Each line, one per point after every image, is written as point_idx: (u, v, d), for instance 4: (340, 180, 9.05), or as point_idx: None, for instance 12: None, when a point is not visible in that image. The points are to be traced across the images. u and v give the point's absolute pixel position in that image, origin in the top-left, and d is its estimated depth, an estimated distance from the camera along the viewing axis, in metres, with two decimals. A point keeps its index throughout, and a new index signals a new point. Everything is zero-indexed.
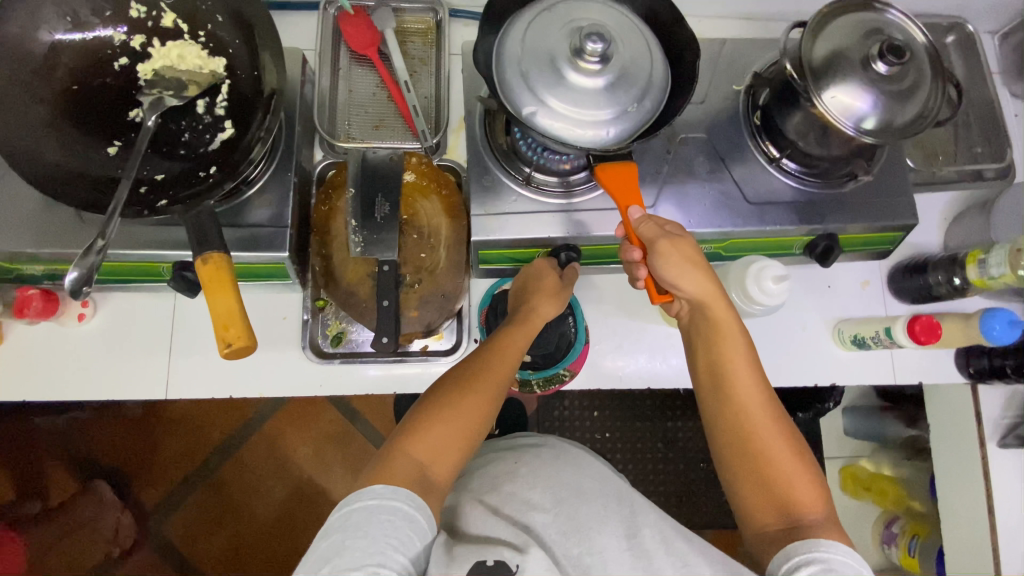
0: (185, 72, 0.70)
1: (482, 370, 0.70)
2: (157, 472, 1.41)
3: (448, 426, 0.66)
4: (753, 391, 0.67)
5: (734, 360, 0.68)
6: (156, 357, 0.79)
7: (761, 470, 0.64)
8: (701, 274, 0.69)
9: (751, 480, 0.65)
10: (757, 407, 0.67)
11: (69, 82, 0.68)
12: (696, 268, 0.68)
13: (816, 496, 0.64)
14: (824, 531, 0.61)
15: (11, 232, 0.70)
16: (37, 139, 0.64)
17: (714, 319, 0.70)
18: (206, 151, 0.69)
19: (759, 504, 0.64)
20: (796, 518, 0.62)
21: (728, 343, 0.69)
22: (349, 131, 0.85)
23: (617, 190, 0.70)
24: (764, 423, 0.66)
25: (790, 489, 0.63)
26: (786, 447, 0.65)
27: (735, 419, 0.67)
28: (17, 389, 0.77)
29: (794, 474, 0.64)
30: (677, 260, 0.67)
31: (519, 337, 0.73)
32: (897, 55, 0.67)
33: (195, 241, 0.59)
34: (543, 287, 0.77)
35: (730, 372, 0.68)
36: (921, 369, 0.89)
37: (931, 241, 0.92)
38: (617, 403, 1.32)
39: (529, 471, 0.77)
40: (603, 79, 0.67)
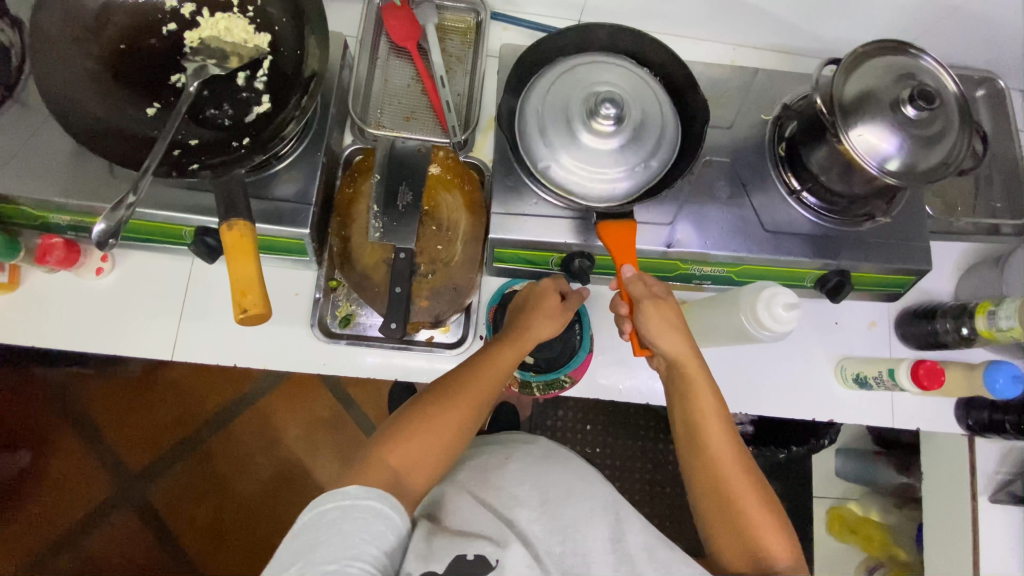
0: (230, 44, 0.72)
1: (460, 391, 0.69)
2: (148, 437, 1.41)
3: (420, 446, 0.66)
4: (726, 450, 0.67)
5: (709, 416, 0.68)
6: (167, 318, 0.80)
7: (733, 525, 0.65)
8: (679, 333, 0.68)
9: (723, 532, 0.65)
10: (728, 462, 0.66)
11: (118, 41, 0.69)
12: (675, 329, 0.68)
13: (786, 545, 0.64)
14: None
15: (44, 180, 0.72)
16: (82, 93, 0.66)
17: (689, 377, 0.69)
18: (242, 123, 0.70)
19: (731, 551, 0.65)
20: (767, 567, 0.63)
21: (702, 407, 0.68)
22: (379, 119, 0.86)
23: (616, 248, 0.71)
24: (736, 483, 0.66)
25: (761, 543, 0.64)
26: (757, 503, 0.65)
27: (706, 475, 0.67)
28: (27, 335, 0.79)
29: (763, 527, 0.64)
30: (657, 319, 0.68)
31: (505, 358, 0.71)
32: (927, 101, 0.68)
33: (222, 206, 0.61)
34: (544, 308, 0.74)
35: (702, 433, 0.68)
36: (921, 416, 0.88)
37: (944, 290, 0.92)
38: (609, 419, 1.32)
39: (518, 469, 0.78)
40: (614, 141, 0.72)
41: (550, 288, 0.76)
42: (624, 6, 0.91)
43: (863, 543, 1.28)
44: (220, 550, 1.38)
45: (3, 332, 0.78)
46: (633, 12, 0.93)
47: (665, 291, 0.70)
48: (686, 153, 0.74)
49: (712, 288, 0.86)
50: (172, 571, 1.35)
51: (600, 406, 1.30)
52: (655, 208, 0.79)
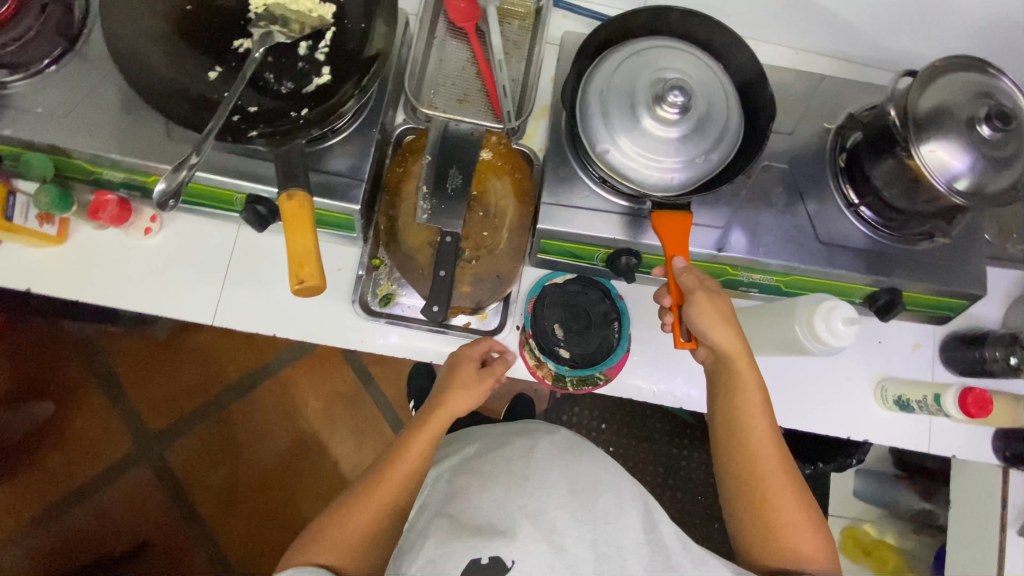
0: (294, 13, 0.71)
1: (383, 478, 0.69)
2: (170, 398, 1.43)
3: (343, 537, 0.65)
4: (768, 447, 0.66)
5: (753, 413, 0.67)
6: (209, 283, 0.81)
7: (771, 523, 0.64)
8: (731, 328, 0.67)
9: (759, 531, 0.64)
10: (769, 459, 0.66)
11: (184, 2, 0.69)
12: (726, 322, 0.67)
13: (819, 547, 0.64)
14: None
15: (101, 136, 0.72)
16: (146, 51, 0.66)
17: (736, 371, 0.68)
18: (301, 93, 0.70)
19: (763, 549, 0.64)
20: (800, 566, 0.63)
21: (745, 403, 0.67)
22: (433, 99, 0.85)
23: (669, 240, 0.70)
24: (775, 481, 0.65)
25: (795, 543, 0.63)
26: (796, 502, 0.64)
27: (746, 469, 0.66)
28: (73, 289, 0.79)
29: (799, 527, 0.63)
30: (710, 312, 0.66)
31: (421, 438, 0.71)
32: (1004, 122, 0.67)
33: (283, 176, 0.60)
34: (460, 381, 0.74)
35: (743, 429, 0.67)
36: (959, 444, 0.86)
37: (992, 317, 0.90)
38: (627, 420, 1.31)
39: (542, 459, 0.75)
40: (676, 130, 0.70)
41: (468, 354, 0.76)
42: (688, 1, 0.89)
43: (876, 565, 1.26)
44: (231, 516, 1.39)
45: (50, 284, 0.79)
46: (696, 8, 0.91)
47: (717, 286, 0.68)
48: (748, 156, 0.72)
49: (757, 297, 0.85)
50: (185, 531, 1.37)
51: (619, 406, 1.29)
52: (708, 211, 0.78)
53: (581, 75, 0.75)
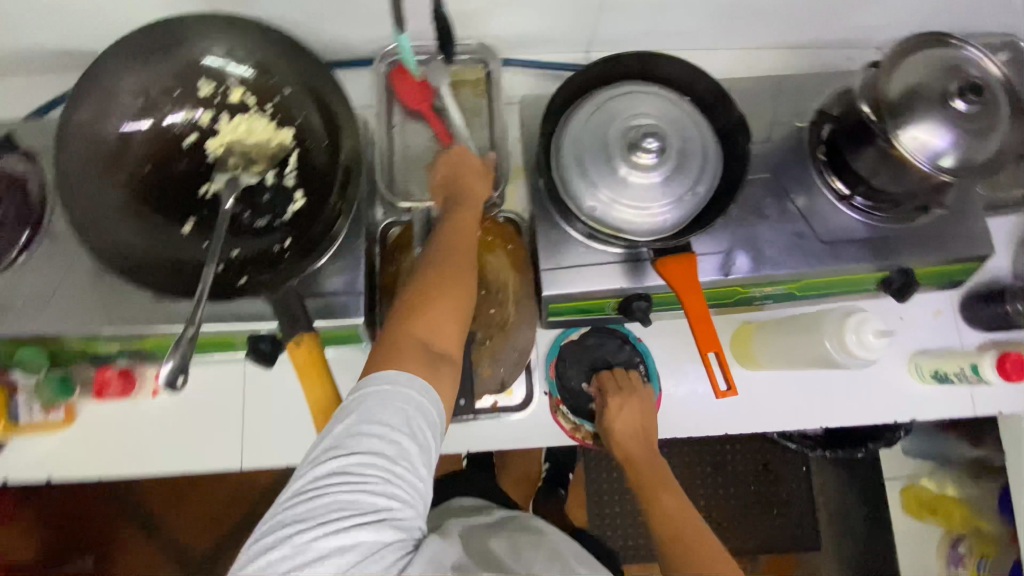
0: (253, 146, 0.69)
1: (444, 266, 0.61)
2: (206, 521, 1.43)
3: (443, 295, 0.59)
4: (675, 516, 0.70)
5: (657, 493, 0.73)
6: (230, 427, 0.79)
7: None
8: (625, 412, 0.78)
9: None
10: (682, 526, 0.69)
11: (141, 163, 0.67)
12: (637, 410, 0.78)
13: None
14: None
15: (90, 313, 0.70)
16: (115, 226, 0.64)
17: (631, 456, 0.77)
18: (280, 223, 0.68)
19: None
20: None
21: (661, 503, 0.72)
22: (408, 188, 0.84)
23: (679, 284, 0.68)
24: (700, 559, 0.65)
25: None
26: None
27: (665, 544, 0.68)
28: (92, 466, 0.77)
29: None
30: (623, 411, 0.78)
31: (462, 225, 0.67)
32: (977, 94, 0.66)
33: (285, 323, 0.59)
34: (470, 176, 0.74)
35: (660, 521, 0.71)
36: (1004, 401, 0.85)
37: (1002, 265, 0.90)
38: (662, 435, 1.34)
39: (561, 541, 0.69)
40: (658, 173, 0.70)
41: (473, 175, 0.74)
42: (634, 30, 0.90)
43: (942, 520, 1.27)
44: None
45: (67, 468, 0.77)
46: (642, 35, 0.91)
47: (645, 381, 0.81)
48: (733, 179, 0.72)
49: (772, 306, 0.85)
50: None
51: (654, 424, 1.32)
52: (707, 238, 0.77)
53: (551, 138, 0.75)
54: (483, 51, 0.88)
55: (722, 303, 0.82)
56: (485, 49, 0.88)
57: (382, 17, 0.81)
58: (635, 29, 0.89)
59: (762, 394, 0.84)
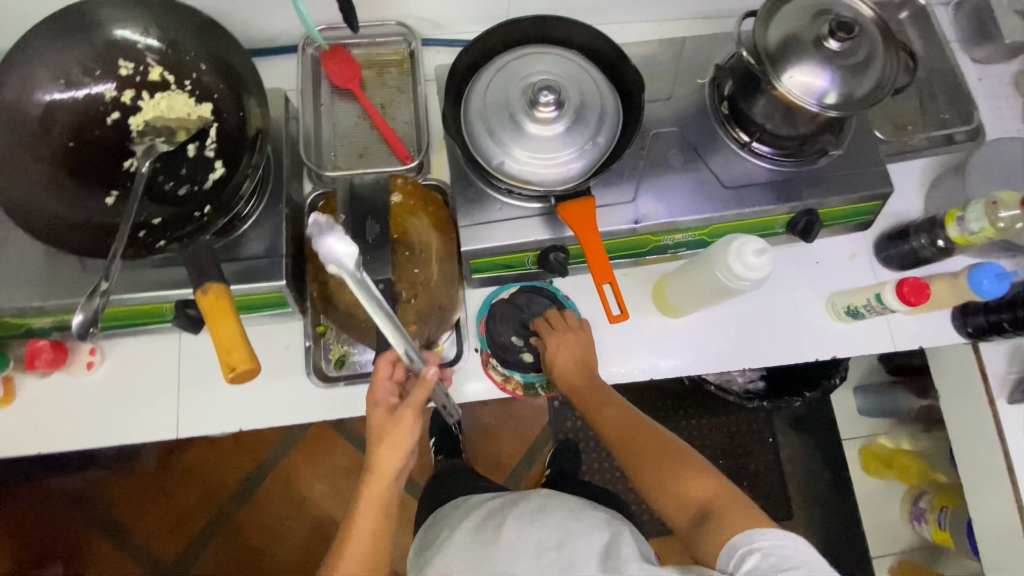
0: (174, 120, 0.73)
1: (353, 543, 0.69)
2: (177, 523, 1.47)
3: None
4: (621, 419, 0.79)
5: (603, 408, 0.80)
6: (166, 398, 0.81)
7: (655, 481, 0.74)
8: (554, 338, 0.83)
9: (665, 497, 0.72)
10: (628, 429, 0.79)
11: (65, 139, 0.70)
12: (569, 343, 0.82)
13: (710, 485, 0.71)
14: (720, 508, 0.68)
15: (21, 287, 0.73)
16: (38, 197, 0.67)
17: (569, 376, 0.82)
18: (200, 191, 0.71)
19: (674, 510, 0.72)
20: (685, 499, 0.71)
21: (607, 409, 0.80)
22: (335, 161, 0.89)
23: (578, 226, 0.72)
24: (646, 450, 0.76)
25: (684, 491, 0.71)
26: (677, 458, 0.74)
27: (624, 451, 0.78)
28: (32, 441, 0.79)
29: (688, 481, 0.71)
30: (556, 339, 0.83)
31: (369, 508, 0.71)
32: (847, 32, 0.70)
33: (194, 274, 0.62)
34: (387, 434, 0.71)
35: (604, 424, 0.80)
36: (919, 334, 0.89)
37: (913, 207, 0.95)
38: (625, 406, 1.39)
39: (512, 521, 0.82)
40: (556, 124, 0.73)
41: (381, 378, 0.72)
42: (546, 7, 0.95)
43: (900, 475, 1.31)
44: None
45: (7, 445, 0.79)
46: (556, 10, 0.96)
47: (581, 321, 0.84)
48: (631, 130, 0.76)
49: (688, 255, 0.88)
50: None
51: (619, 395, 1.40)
52: (614, 189, 0.81)
53: (460, 103, 0.79)
54: (406, 32, 0.93)
55: (639, 253, 0.86)
56: (406, 30, 0.93)
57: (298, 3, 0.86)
58: (547, 6, 0.95)
59: (684, 340, 0.88)
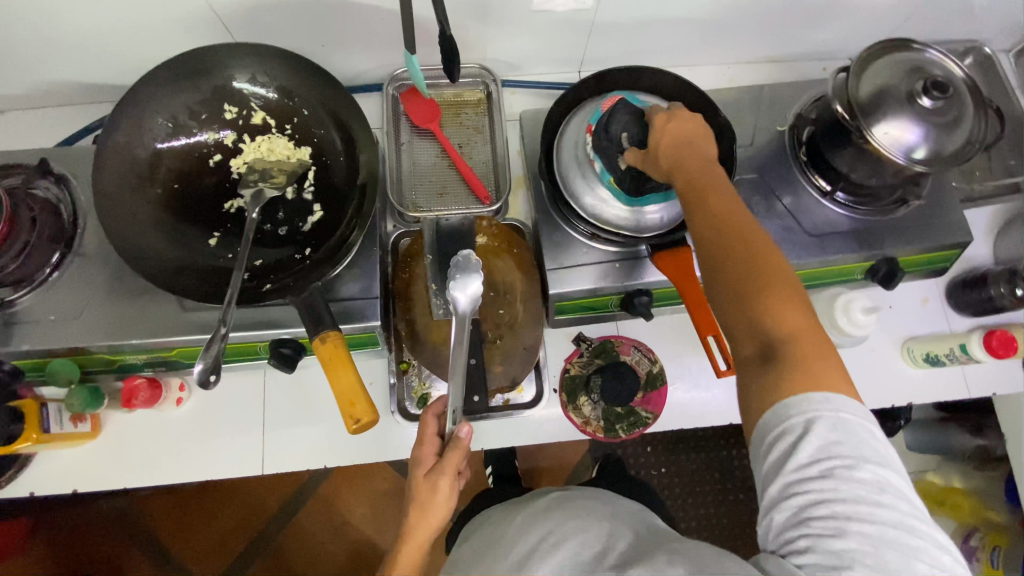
0: (274, 163, 0.74)
1: None
2: (219, 544, 1.46)
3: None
4: (729, 204, 0.61)
5: (713, 193, 0.62)
6: (250, 434, 0.82)
7: (739, 297, 0.56)
8: (672, 133, 0.66)
9: (743, 330, 0.56)
10: (733, 213, 0.60)
11: (171, 181, 0.71)
12: (676, 150, 0.65)
13: (820, 352, 0.53)
14: (791, 366, 0.52)
15: (121, 323, 0.74)
16: (148, 240, 0.68)
17: (684, 166, 0.64)
18: (300, 234, 0.73)
19: (752, 359, 0.55)
20: (786, 362, 0.52)
21: (712, 187, 0.62)
22: (416, 200, 0.91)
23: (678, 278, 0.71)
24: (733, 243, 0.58)
25: (778, 311, 0.54)
26: (784, 320, 0.54)
27: (717, 231, 0.59)
28: (120, 476, 0.80)
29: (777, 285, 0.55)
30: (681, 125, 0.66)
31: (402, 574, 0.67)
32: (941, 91, 0.72)
33: (311, 320, 0.63)
34: (425, 503, 0.66)
35: (702, 215, 0.61)
36: (993, 381, 0.90)
37: (983, 253, 0.96)
38: (668, 441, 1.41)
39: (515, 528, 0.77)
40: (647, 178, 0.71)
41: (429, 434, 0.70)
42: (622, 51, 0.97)
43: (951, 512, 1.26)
44: None
45: (95, 477, 0.80)
46: (630, 54, 0.98)
47: (693, 125, 0.66)
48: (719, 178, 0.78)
49: None
50: None
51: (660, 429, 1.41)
52: None
53: (550, 147, 0.81)
54: (482, 74, 0.95)
55: None
56: (484, 72, 0.95)
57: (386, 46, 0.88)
58: (623, 50, 0.96)
59: None
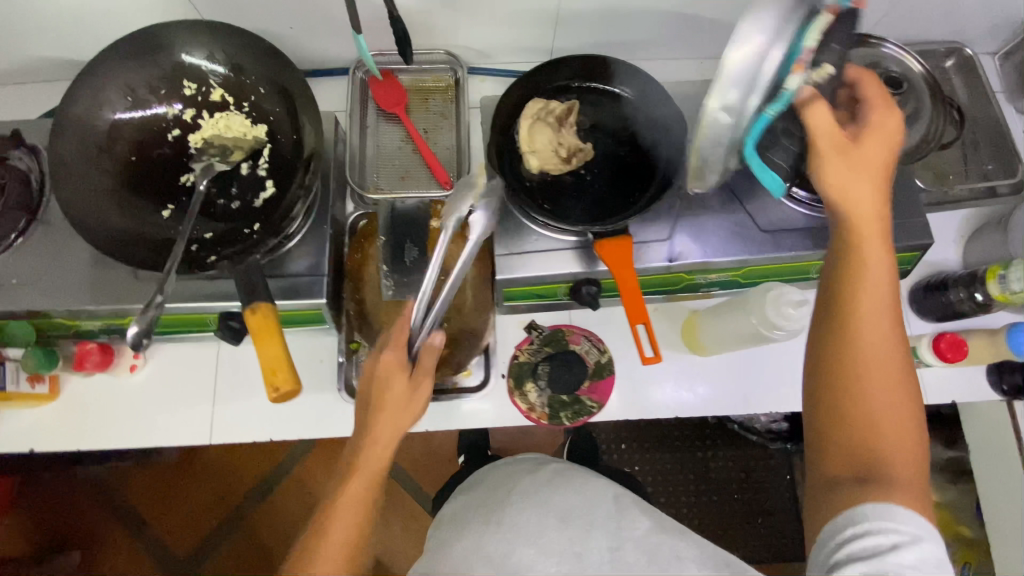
0: (231, 139, 0.75)
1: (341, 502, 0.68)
2: (194, 518, 1.49)
3: (347, 513, 0.67)
4: (881, 297, 0.58)
5: (869, 279, 0.58)
6: (201, 404, 0.84)
7: (850, 403, 0.56)
8: (863, 173, 0.60)
9: (844, 431, 0.56)
10: (876, 312, 0.57)
11: (128, 153, 0.73)
12: (853, 175, 0.60)
13: (909, 471, 0.54)
14: (887, 487, 0.52)
15: (76, 290, 0.77)
16: (100, 208, 0.70)
17: (848, 218, 0.60)
18: (251, 209, 0.74)
19: (839, 459, 0.56)
20: (890, 482, 0.52)
21: (874, 272, 0.58)
22: (377, 182, 0.92)
23: (616, 266, 0.71)
24: (868, 345, 0.56)
25: (886, 427, 0.55)
26: (898, 438, 0.55)
27: (843, 324, 0.57)
28: (74, 440, 0.82)
29: (893, 405, 0.55)
30: (873, 144, 0.60)
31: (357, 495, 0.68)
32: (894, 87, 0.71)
33: (244, 291, 0.64)
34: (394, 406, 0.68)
35: (849, 300, 0.58)
36: (953, 388, 0.88)
37: (952, 258, 0.94)
38: (643, 437, 1.39)
39: (518, 500, 0.81)
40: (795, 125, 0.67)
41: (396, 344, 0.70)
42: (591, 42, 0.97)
43: None
44: None
45: (49, 438, 0.82)
46: (600, 45, 0.98)
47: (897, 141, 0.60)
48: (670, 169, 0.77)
49: (721, 294, 0.89)
50: None
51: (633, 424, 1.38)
52: (650, 227, 0.81)
53: (505, 132, 0.81)
54: (451, 61, 0.96)
55: (670, 290, 0.86)
56: (453, 59, 0.96)
57: (352, 32, 0.89)
58: (592, 41, 0.96)
59: (714, 378, 0.87)
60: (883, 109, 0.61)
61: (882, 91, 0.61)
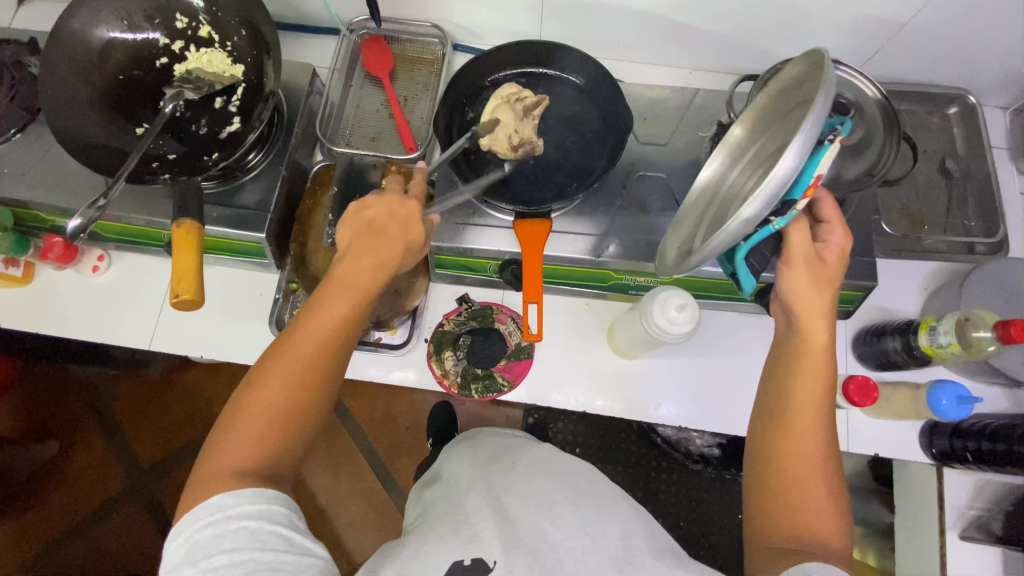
0: (211, 75, 0.81)
1: (275, 368, 0.60)
2: (159, 435, 1.53)
3: (257, 413, 0.58)
4: (811, 389, 0.64)
5: (806, 370, 0.65)
6: (149, 312, 0.91)
7: (780, 483, 0.61)
8: (823, 292, 0.65)
9: (775, 505, 0.61)
10: (811, 399, 0.63)
11: (116, 72, 0.80)
12: (817, 286, 0.64)
13: (838, 533, 0.59)
14: (823, 557, 0.57)
15: (54, 188, 0.85)
16: (80, 116, 0.78)
17: (807, 334, 0.65)
18: (214, 139, 0.80)
19: (769, 526, 0.61)
20: (818, 550, 0.57)
21: (812, 365, 0.64)
22: (348, 138, 0.96)
23: (527, 245, 0.75)
24: (803, 422, 0.62)
25: (812, 504, 0.60)
26: (827, 511, 0.60)
27: (779, 409, 0.64)
28: (32, 324, 0.91)
29: (817, 485, 0.60)
30: (823, 275, 0.65)
31: (290, 364, 0.60)
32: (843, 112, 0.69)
33: (176, 207, 0.69)
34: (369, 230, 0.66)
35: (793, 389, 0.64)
36: (878, 439, 0.85)
37: (907, 309, 0.90)
38: (598, 441, 1.27)
39: (520, 473, 0.83)
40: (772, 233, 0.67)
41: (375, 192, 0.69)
42: (577, 38, 0.98)
43: None
44: None
45: (12, 318, 0.91)
46: (586, 42, 0.99)
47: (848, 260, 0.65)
48: (607, 166, 0.79)
49: None
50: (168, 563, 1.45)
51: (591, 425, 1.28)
52: (585, 220, 0.82)
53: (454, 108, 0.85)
54: (441, 35, 1.00)
55: (598, 286, 0.87)
56: (442, 33, 0.99)
57: None
58: (577, 38, 0.98)
59: (623, 382, 0.88)
60: (838, 232, 0.66)
61: (840, 214, 0.67)
